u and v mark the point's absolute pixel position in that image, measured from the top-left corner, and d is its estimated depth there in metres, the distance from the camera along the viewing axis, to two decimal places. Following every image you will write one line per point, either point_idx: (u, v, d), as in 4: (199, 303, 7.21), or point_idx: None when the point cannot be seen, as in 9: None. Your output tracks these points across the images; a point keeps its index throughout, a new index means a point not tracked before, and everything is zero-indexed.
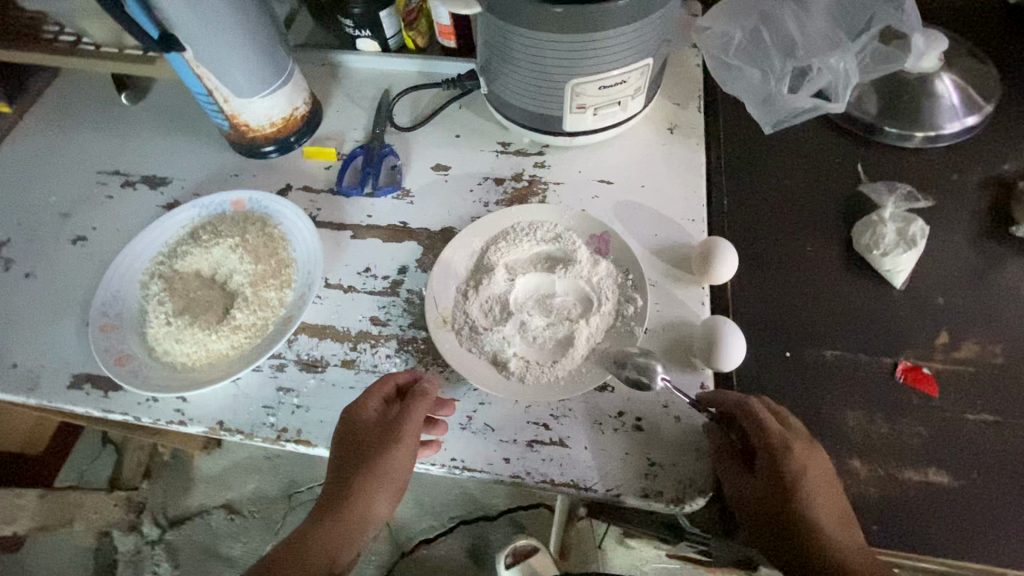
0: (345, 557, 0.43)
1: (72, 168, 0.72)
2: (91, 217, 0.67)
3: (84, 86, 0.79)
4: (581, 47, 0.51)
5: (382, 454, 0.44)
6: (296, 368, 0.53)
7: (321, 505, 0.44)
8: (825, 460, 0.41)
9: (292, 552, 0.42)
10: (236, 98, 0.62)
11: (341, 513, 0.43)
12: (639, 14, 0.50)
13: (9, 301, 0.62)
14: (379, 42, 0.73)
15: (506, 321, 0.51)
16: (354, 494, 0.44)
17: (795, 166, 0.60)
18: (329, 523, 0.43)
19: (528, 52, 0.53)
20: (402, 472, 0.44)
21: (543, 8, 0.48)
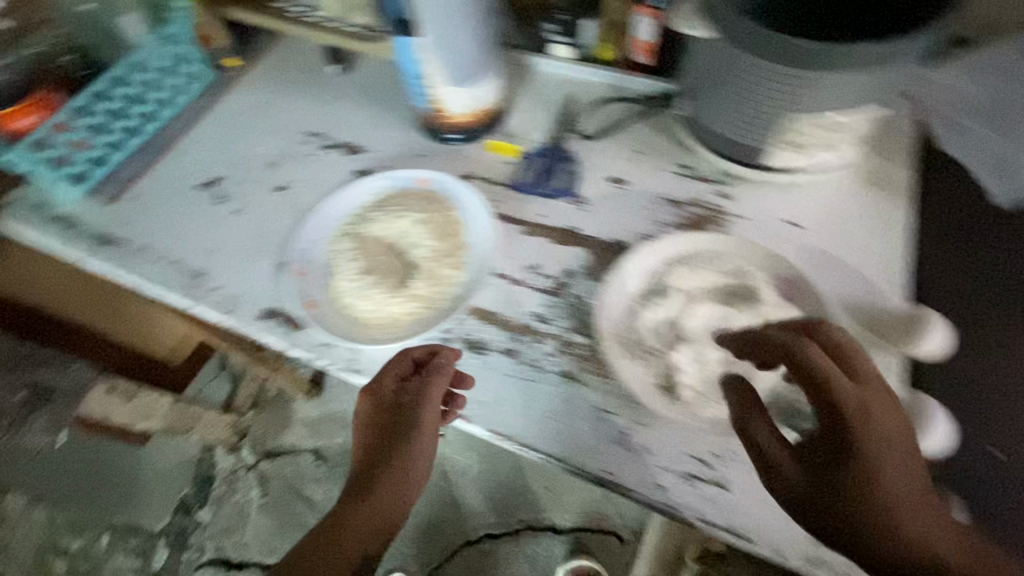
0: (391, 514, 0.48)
1: (282, 124, 0.80)
2: (294, 171, 0.74)
3: (302, 53, 0.88)
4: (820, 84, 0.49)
5: (405, 418, 0.50)
6: (461, 346, 0.56)
7: (360, 474, 0.50)
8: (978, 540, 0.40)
9: (336, 512, 0.48)
10: (447, 84, 0.66)
11: (370, 476, 0.49)
12: (887, 60, 0.47)
13: (217, 231, 0.69)
14: (573, 49, 0.75)
15: (680, 347, 0.51)
16: (383, 454, 0.50)
17: (1012, 256, 0.58)
18: (360, 491, 0.49)
19: (751, 80, 0.52)
20: (423, 429, 0.50)
21: (786, 41, 0.47)
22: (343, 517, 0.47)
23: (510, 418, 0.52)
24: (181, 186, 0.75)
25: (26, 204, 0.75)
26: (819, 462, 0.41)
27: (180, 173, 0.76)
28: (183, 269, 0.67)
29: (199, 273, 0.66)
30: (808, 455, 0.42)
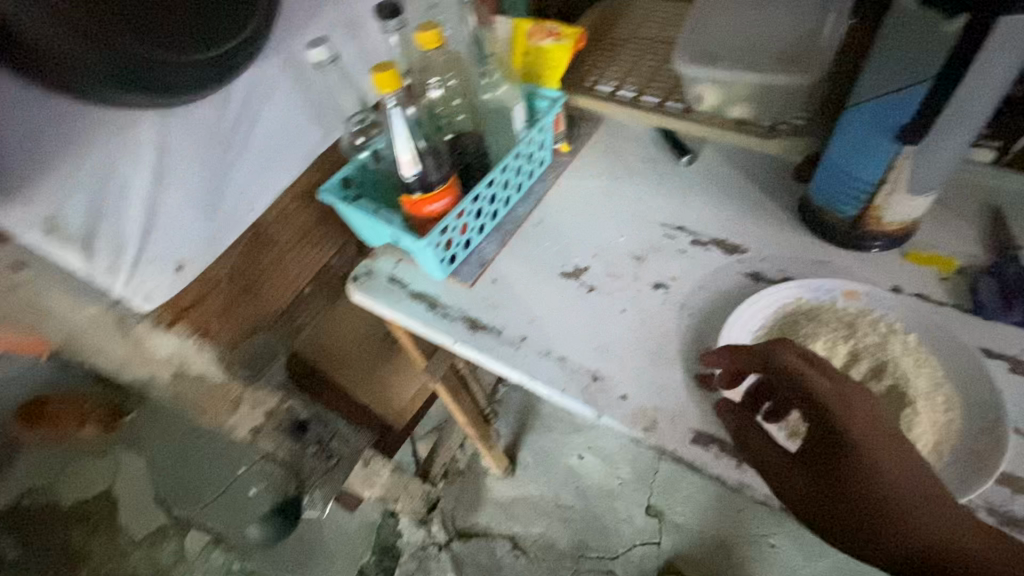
0: (890, 545, 0.41)
1: (634, 214, 0.76)
2: (669, 267, 0.68)
3: (631, 138, 0.85)
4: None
5: (848, 458, 0.43)
6: (992, 520, 0.46)
7: (815, 452, 0.46)
8: None
9: (807, 489, 0.45)
10: (903, 193, 0.57)
11: (865, 472, 0.43)
12: None
13: (599, 326, 0.65)
14: (1000, 153, 0.65)
15: None
16: (868, 490, 0.42)
17: None
18: (816, 454, 0.45)
19: None
20: (865, 422, 0.44)
21: None
22: (796, 490, 0.46)
23: None
24: (540, 274, 0.71)
25: (381, 279, 0.75)
26: (850, 517, 0.43)
27: (538, 260, 0.73)
28: (574, 370, 0.61)
29: (598, 376, 0.60)
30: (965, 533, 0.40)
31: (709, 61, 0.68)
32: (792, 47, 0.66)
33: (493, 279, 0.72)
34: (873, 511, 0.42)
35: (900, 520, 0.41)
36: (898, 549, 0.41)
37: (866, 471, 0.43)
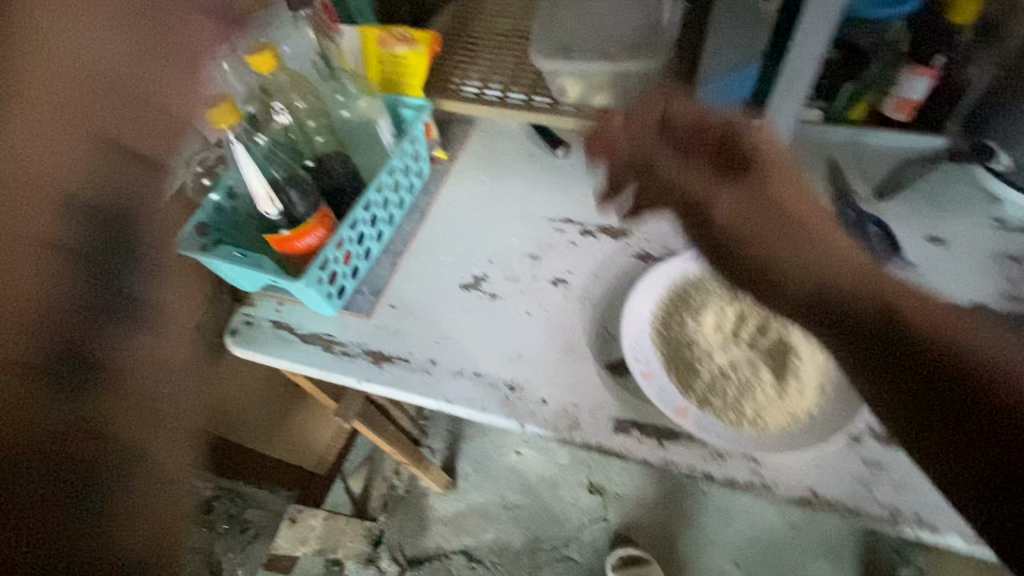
0: (792, 272, 0.44)
1: (522, 213, 0.75)
2: (564, 262, 0.69)
3: (507, 137, 0.85)
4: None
5: (760, 252, 0.46)
6: (877, 441, 0.50)
7: (719, 251, 0.48)
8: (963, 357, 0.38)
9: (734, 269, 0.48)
10: None
11: (764, 256, 0.46)
12: None
13: (506, 332, 0.63)
14: (825, 112, 0.73)
15: None
16: (765, 257, 0.46)
17: None
18: (751, 151, 0.47)
19: None
20: (796, 195, 0.46)
21: None
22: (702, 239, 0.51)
23: None
24: (438, 290, 0.69)
25: (265, 327, 0.68)
26: (773, 271, 0.45)
27: (434, 276, 0.70)
28: (489, 383, 0.59)
29: (513, 385, 0.59)
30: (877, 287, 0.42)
31: (562, 54, 0.69)
32: (635, 35, 0.69)
33: (390, 304, 0.68)
34: (791, 233, 0.45)
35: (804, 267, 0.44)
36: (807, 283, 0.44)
37: (799, 222, 0.46)
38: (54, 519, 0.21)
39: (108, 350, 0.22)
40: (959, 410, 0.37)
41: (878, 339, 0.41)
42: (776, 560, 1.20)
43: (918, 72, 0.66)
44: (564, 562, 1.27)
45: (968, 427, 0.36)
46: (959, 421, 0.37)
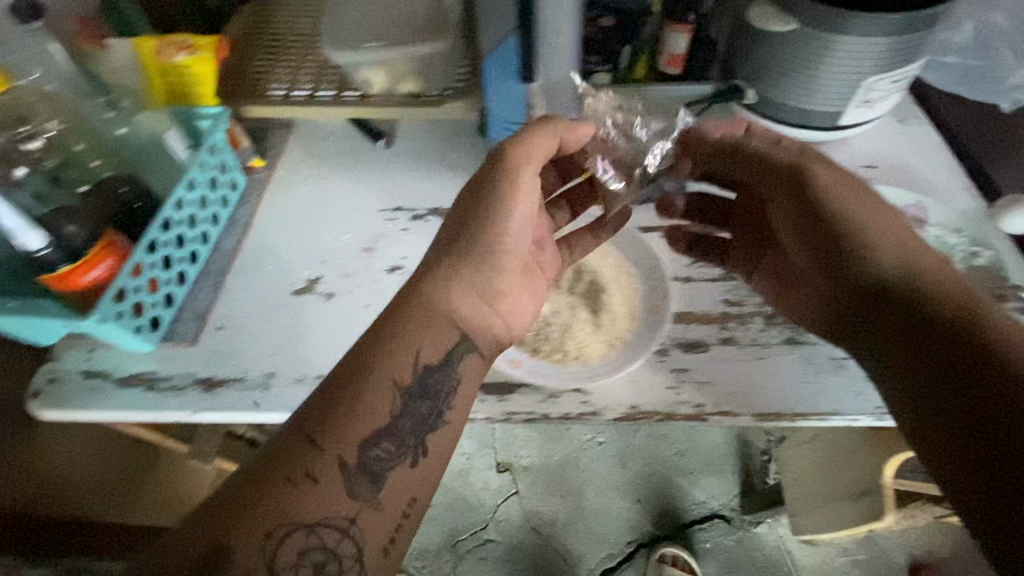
0: (897, 279, 0.48)
1: (351, 209, 0.75)
2: (397, 249, 0.69)
3: (328, 136, 0.83)
4: (869, 49, 0.61)
5: (868, 241, 0.50)
6: (679, 350, 0.56)
7: (826, 239, 0.51)
8: (949, 312, 0.45)
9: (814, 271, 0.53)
10: (549, 123, 0.66)
11: (898, 268, 0.48)
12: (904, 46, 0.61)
13: (346, 329, 0.63)
14: (613, 73, 0.80)
15: None
16: (866, 248, 0.49)
17: None
18: (766, 162, 0.55)
19: (803, 72, 0.65)
20: (818, 182, 0.52)
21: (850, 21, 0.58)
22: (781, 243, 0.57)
23: (771, 394, 0.53)
24: (271, 301, 0.66)
25: (73, 380, 0.61)
26: (826, 248, 0.51)
27: (265, 288, 0.68)
28: None
29: None
30: (887, 256, 0.49)
31: (352, 44, 0.70)
32: (423, 21, 0.72)
33: (219, 326, 0.65)
34: (823, 228, 0.51)
35: (866, 258, 0.49)
36: (853, 276, 0.50)
37: (813, 206, 0.52)
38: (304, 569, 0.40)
39: (323, 454, 0.43)
40: (973, 391, 0.41)
41: (889, 322, 0.47)
42: (673, 486, 1.30)
43: (677, 27, 0.76)
44: (486, 546, 1.28)
45: (989, 409, 0.40)
46: (952, 407, 0.41)
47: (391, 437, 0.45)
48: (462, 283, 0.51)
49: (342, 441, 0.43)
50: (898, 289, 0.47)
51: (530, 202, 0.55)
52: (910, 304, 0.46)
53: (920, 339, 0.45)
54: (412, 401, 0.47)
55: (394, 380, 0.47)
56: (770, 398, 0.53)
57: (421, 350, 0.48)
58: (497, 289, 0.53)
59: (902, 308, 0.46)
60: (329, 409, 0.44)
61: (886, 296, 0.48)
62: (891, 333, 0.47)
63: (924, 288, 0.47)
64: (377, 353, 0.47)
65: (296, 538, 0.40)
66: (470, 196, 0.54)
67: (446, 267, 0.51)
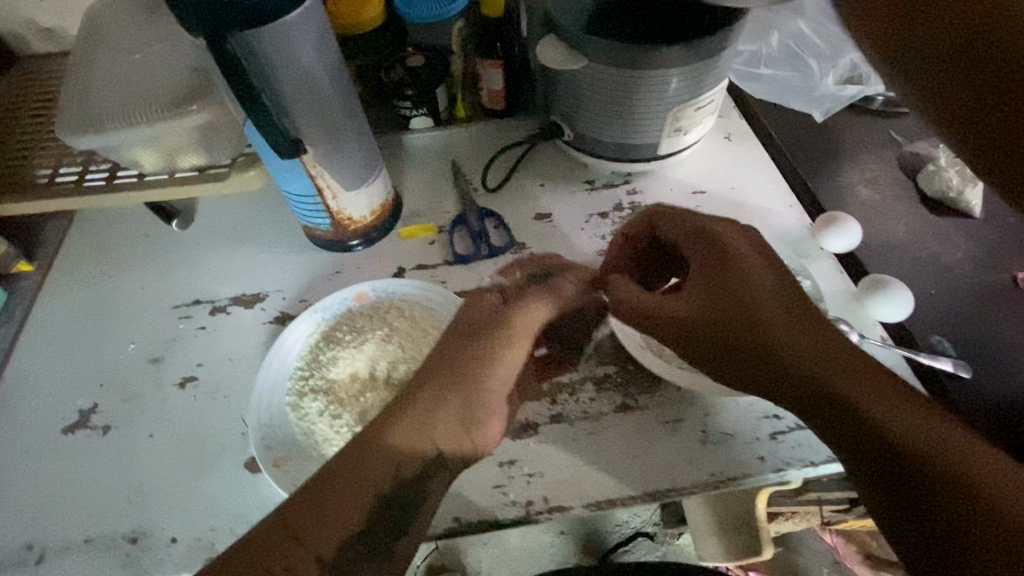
0: (792, 368, 0.42)
1: (138, 309, 0.64)
2: (192, 354, 0.59)
3: (115, 221, 0.72)
4: (667, 81, 0.58)
5: (794, 358, 0.42)
6: (506, 438, 0.51)
7: (707, 320, 0.46)
8: (945, 445, 0.37)
9: (750, 377, 0.45)
10: (344, 191, 0.59)
11: (782, 342, 0.43)
12: (700, 70, 0.58)
13: (126, 469, 0.53)
14: (432, 118, 0.75)
15: None
16: (751, 328, 0.44)
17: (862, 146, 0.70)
18: (709, 242, 0.49)
19: (610, 106, 0.61)
20: (730, 266, 0.47)
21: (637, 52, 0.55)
22: (660, 330, 0.48)
23: (602, 477, 0.48)
24: (33, 446, 0.55)
25: None
26: (761, 353, 0.44)
27: (27, 430, 0.56)
28: (107, 544, 0.49)
29: (137, 535, 0.49)
30: (836, 376, 0.41)
31: (101, 123, 0.60)
32: (190, 85, 0.62)
33: None
34: (753, 328, 0.44)
35: (739, 342, 0.44)
36: (801, 379, 0.42)
37: (752, 295, 0.45)
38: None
39: (296, 544, 0.39)
40: (895, 470, 0.37)
41: (860, 453, 0.39)
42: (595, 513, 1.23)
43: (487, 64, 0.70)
44: None
45: (907, 479, 0.37)
46: (891, 487, 0.38)
47: (359, 536, 0.41)
48: (435, 428, 0.45)
49: (320, 538, 0.40)
50: (860, 417, 0.39)
51: (522, 346, 0.49)
52: (874, 435, 0.38)
53: (911, 475, 0.37)
54: (389, 504, 0.42)
55: (374, 487, 0.42)
56: (601, 482, 0.48)
57: (401, 462, 0.43)
58: (476, 415, 0.46)
59: (877, 440, 0.38)
60: (343, 488, 0.41)
61: (851, 423, 0.40)
62: (861, 466, 0.39)
63: (883, 412, 0.39)
64: (358, 475, 0.42)
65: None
66: (449, 340, 0.48)
67: (444, 382, 0.46)
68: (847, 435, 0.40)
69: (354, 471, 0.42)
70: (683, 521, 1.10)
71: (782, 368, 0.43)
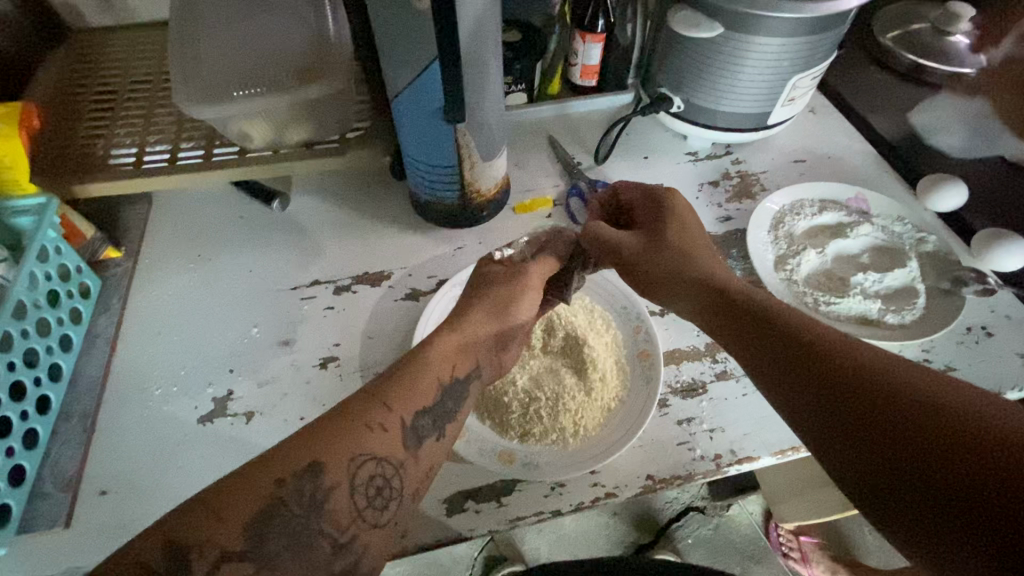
0: (796, 331, 0.38)
1: (254, 293, 0.60)
2: (325, 334, 0.57)
3: (202, 204, 0.67)
4: (786, 51, 0.60)
5: (803, 343, 0.37)
6: (677, 397, 0.51)
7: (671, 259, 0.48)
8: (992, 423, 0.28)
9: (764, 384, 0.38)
10: (481, 163, 0.58)
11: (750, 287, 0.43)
12: (818, 42, 0.61)
13: None
14: (528, 94, 0.75)
15: (826, 275, 0.57)
16: (697, 279, 0.46)
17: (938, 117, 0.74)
18: (666, 215, 0.50)
19: (727, 77, 0.63)
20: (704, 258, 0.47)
21: (772, 21, 0.57)
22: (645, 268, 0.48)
23: (782, 428, 0.49)
24: (169, 438, 0.51)
25: None
26: (772, 341, 0.38)
27: (156, 420, 0.52)
28: None
29: None
30: (806, 365, 0.36)
31: (218, 96, 0.57)
32: (305, 57, 0.60)
33: (101, 490, 0.48)
34: (771, 323, 0.39)
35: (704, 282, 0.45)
36: (799, 372, 0.36)
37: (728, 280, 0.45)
38: (344, 505, 0.36)
39: (382, 410, 0.40)
40: (866, 406, 0.32)
41: (869, 445, 0.31)
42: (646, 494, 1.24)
43: (589, 39, 0.71)
44: None
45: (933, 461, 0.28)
46: (836, 402, 0.33)
47: (433, 411, 0.42)
48: (485, 333, 0.48)
49: (397, 405, 0.41)
50: (858, 394, 0.33)
51: (535, 298, 0.51)
52: (889, 415, 0.31)
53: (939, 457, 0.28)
54: (448, 396, 0.44)
55: (434, 379, 0.44)
56: (781, 433, 0.49)
57: (453, 366, 0.45)
58: (507, 332, 0.49)
59: (888, 424, 0.31)
60: (409, 373, 0.43)
61: (848, 412, 0.33)
62: (871, 459, 0.31)
63: (898, 388, 0.32)
64: (434, 363, 0.44)
65: (363, 466, 0.38)
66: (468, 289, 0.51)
67: (491, 298, 0.49)
68: (845, 430, 0.32)
69: (388, 380, 0.43)
70: (740, 493, 1.12)
71: (785, 359, 0.37)
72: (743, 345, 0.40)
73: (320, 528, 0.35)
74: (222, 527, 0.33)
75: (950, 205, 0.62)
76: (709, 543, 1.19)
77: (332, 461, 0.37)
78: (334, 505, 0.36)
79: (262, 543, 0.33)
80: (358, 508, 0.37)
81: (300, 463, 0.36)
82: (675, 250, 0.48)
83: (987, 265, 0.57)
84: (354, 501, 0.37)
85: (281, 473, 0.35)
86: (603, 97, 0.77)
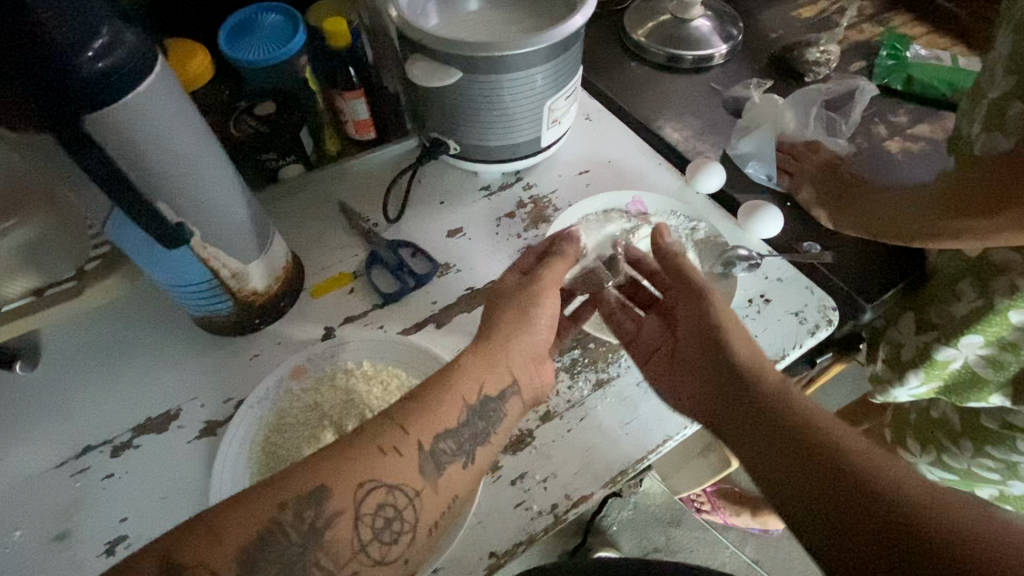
0: (823, 433, 0.44)
1: (12, 485, 0.50)
2: (110, 510, 0.49)
3: None
4: (533, 81, 0.62)
5: (825, 448, 0.43)
6: (508, 455, 0.50)
7: (705, 348, 0.51)
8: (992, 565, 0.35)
9: (771, 472, 0.44)
10: (244, 266, 0.52)
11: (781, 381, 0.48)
12: (561, 65, 0.62)
13: None
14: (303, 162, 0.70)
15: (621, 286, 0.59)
16: (733, 369, 0.49)
17: (696, 101, 0.80)
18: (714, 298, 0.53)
19: (489, 114, 0.63)
20: (748, 349, 0.50)
21: (505, 59, 0.58)
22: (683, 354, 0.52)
23: (610, 454, 0.50)
24: None
25: None
26: (795, 443, 0.44)
27: None
28: None
29: None
30: (819, 473, 0.42)
31: None
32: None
33: None
34: (800, 425, 0.44)
35: (736, 373, 0.49)
36: (820, 470, 0.42)
37: (760, 368, 0.49)
38: (343, 536, 0.38)
39: (400, 432, 0.42)
40: (870, 523, 0.39)
41: (866, 547, 0.38)
42: None
43: (348, 97, 0.67)
44: None
45: None
46: (843, 504, 0.40)
47: (455, 436, 0.44)
48: (510, 354, 0.48)
49: (426, 424, 0.43)
50: (865, 509, 0.39)
51: (555, 299, 0.52)
52: (893, 533, 0.38)
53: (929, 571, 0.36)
54: (475, 416, 0.45)
55: (463, 398, 0.45)
56: (609, 459, 0.50)
57: (482, 385, 0.46)
58: (539, 353, 0.50)
59: (889, 542, 0.38)
60: (439, 390, 0.45)
61: (850, 517, 0.40)
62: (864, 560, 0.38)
63: (905, 510, 0.38)
64: (456, 383, 0.46)
65: (373, 492, 0.40)
66: (497, 302, 0.52)
67: (501, 308, 0.51)
68: (845, 530, 0.39)
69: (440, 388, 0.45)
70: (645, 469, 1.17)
71: (799, 456, 0.43)
72: (762, 437, 0.45)
73: (314, 559, 0.37)
74: (216, 546, 0.35)
75: (714, 186, 0.67)
76: (631, 523, 1.23)
77: (338, 483, 0.39)
78: (334, 534, 0.38)
79: (257, 568, 0.36)
80: (361, 539, 0.39)
81: (307, 485, 0.38)
82: (718, 341, 0.50)
83: (752, 238, 0.63)
84: (358, 533, 0.39)
85: (285, 496, 0.38)
86: (385, 147, 0.73)
